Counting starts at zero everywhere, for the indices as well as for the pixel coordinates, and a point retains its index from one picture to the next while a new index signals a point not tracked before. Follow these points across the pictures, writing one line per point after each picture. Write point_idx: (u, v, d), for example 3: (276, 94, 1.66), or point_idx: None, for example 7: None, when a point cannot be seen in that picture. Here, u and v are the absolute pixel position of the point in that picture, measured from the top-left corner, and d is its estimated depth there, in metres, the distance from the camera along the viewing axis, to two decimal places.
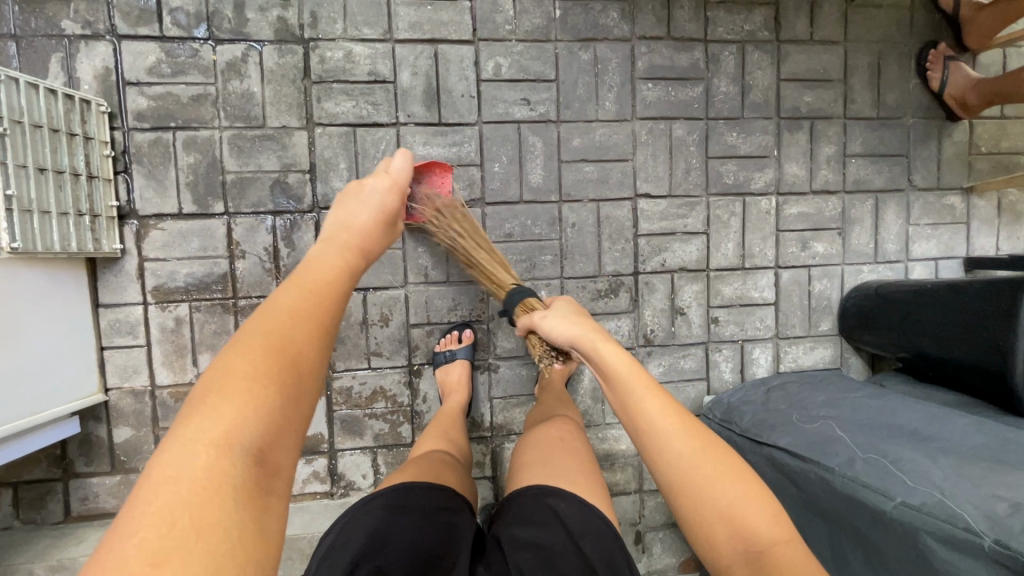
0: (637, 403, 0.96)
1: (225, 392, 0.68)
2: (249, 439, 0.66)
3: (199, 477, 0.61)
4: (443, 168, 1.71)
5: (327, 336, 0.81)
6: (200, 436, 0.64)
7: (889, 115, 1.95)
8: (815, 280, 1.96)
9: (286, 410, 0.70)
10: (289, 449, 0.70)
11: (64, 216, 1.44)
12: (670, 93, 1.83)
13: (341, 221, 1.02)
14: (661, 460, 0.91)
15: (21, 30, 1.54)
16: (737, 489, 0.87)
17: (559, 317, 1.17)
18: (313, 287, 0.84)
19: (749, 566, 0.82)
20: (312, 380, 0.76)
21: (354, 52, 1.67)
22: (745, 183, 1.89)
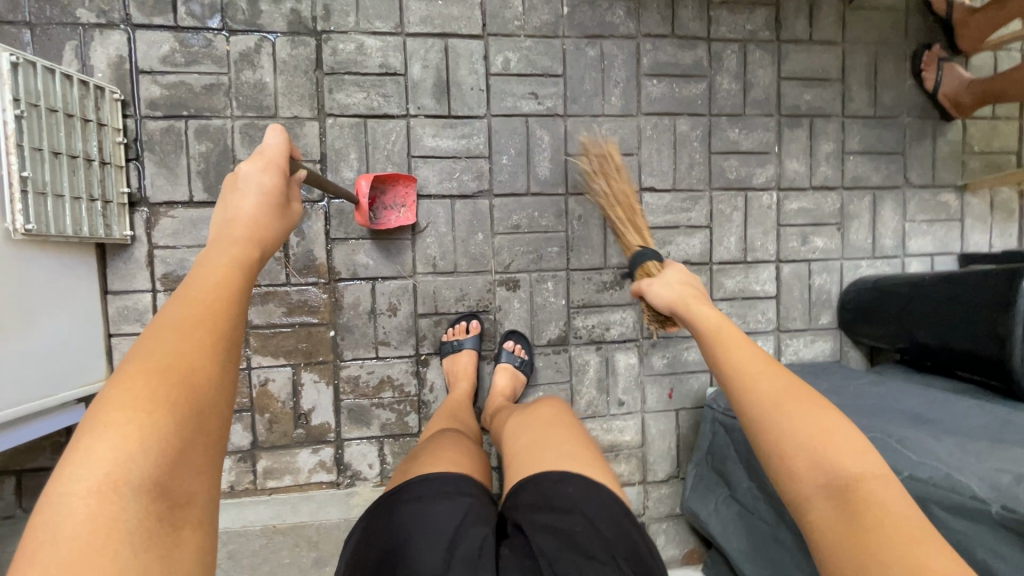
0: (728, 353, 1.08)
1: (102, 428, 0.62)
2: (140, 476, 0.61)
3: (83, 526, 0.57)
4: (409, 181, 1.73)
5: (227, 348, 0.77)
6: (76, 485, 0.59)
7: (886, 114, 2.00)
8: (815, 274, 2.00)
9: (179, 436, 0.65)
10: (194, 473, 0.67)
11: (78, 200, 1.45)
12: (674, 89, 1.88)
13: (225, 223, 1.00)
14: (748, 392, 0.98)
15: (35, 17, 1.55)
16: (829, 425, 0.88)
17: (667, 283, 1.42)
18: (197, 301, 0.79)
19: (832, 502, 0.80)
20: (210, 393, 0.71)
21: (365, 44, 1.69)
22: (747, 178, 1.94)
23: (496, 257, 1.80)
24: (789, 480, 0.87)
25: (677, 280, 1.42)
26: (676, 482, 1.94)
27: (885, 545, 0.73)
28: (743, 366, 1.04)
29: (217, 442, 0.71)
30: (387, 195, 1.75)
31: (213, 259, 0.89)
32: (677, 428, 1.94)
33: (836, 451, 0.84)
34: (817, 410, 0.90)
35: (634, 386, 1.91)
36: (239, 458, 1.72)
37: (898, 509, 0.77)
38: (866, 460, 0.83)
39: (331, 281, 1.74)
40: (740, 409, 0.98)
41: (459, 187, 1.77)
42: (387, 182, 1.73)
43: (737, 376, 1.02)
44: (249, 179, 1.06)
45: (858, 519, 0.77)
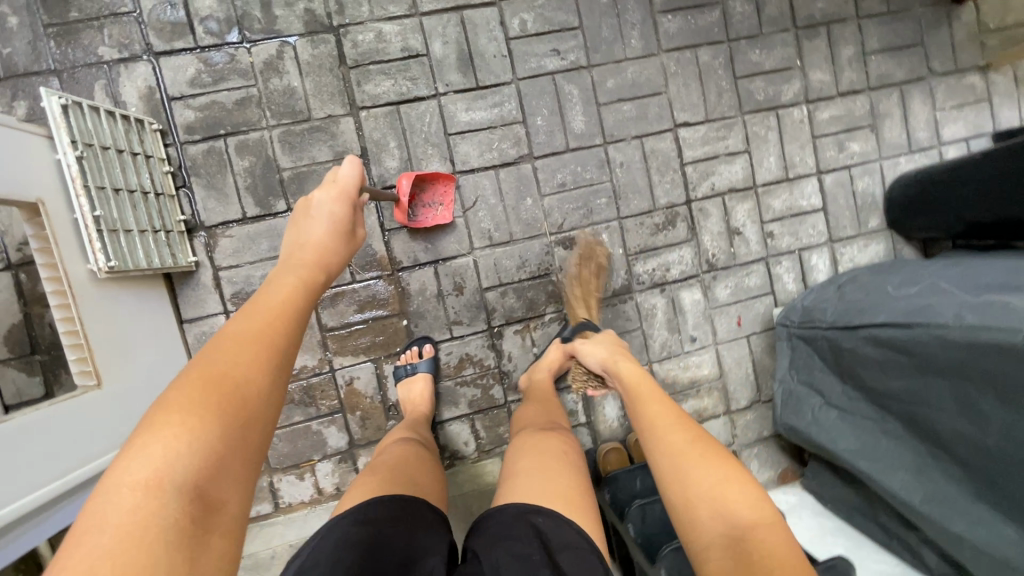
0: (635, 408, 1.10)
1: (155, 429, 0.64)
2: (184, 475, 0.62)
3: (124, 522, 0.57)
4: (449, 180, 1.73)
5: (284, 364, 0.78)
6: (127, 477, 0.60)
7: (898, 8, 2.00)
8: (858, 179, 2.02)
9: (224, 440, 0.66)
10: (235, 480, 0.67)
11: (144, 234, 1.47)
12: (690, 21, 1.87)
13: (297, 245, 1.03)
14: (656, 448, 0.99)
15: (61, 64, 1.55)
16: (721, 479, 0.88)
17: (596, 344, 1.37)
18: (262, 312, 0.81)
19: (731, 556, 0.78)
20: (261, 404, 0.72)
21: (384, 31, 1.69)
22: (776, 97, 1.94)
23: (549, 219, 1.82)
24: (695, 538, 0.85)
25: (610, 346, 1.36)
26: (760, 407, 1.97)
27: None
28: (656, 418, 1.04)
29: (257, 456, 0.70)
30: (426, 193, 1.73)
31: (281, 277, 0.93)
32: (751, 354, 1.97)
33: (733, 500, 0.85)
34: (723, 464, 0.90)
35: (703, 321, 1.93)
36: (340, 459, 1.75)
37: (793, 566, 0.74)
38: (762, 514, 0.83)
39: (394, 271, 1.76)
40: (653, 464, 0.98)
41: (500, 157, 1.78)
42: (427, 181, 1.72)
43: (649, 428, 1.03)
44: (321, 208, 1.09)
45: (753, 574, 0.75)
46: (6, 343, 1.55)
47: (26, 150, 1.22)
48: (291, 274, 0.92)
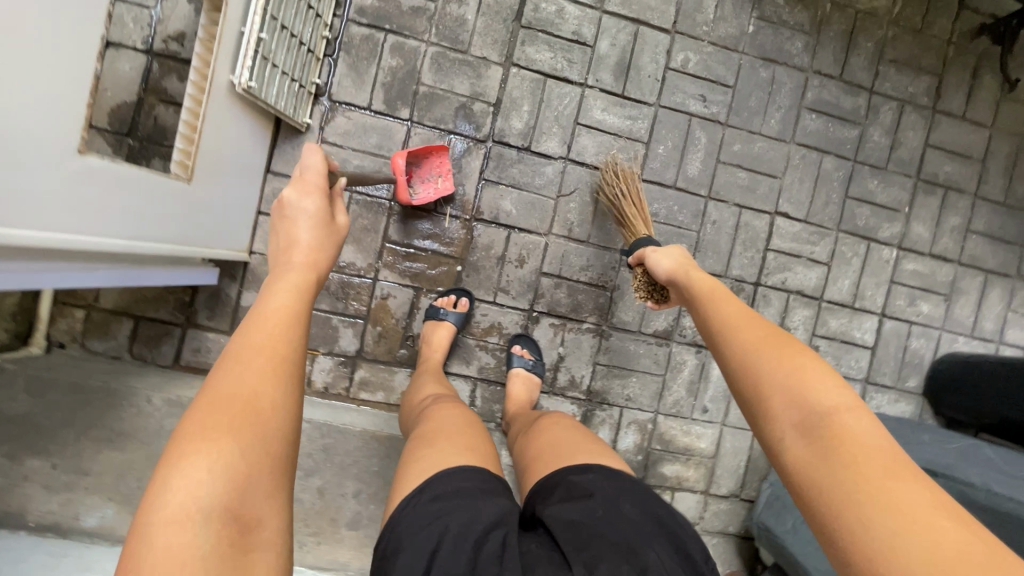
0: (711, 309, 1.09)
1: (176, 457, 0.67)
2: (214, 501, 0.65)
3: (169, 549, 0.61)
4: (442, 152, 1.71)
5: (293, 372, 0.80)
6: (159, 513, 0.64)
7: (1015, 205, 2.08)
8: (914, 337, 2.05)
9: (247, 459, 0.69)
10: (263, 496, 0.70)
11: (284, 75, 1.52)
12: (829, 128, 1.95)
13: (284, 249, 1.04)
14: (724, 338, 1.00)
15: None
16: (789, 358, 0.88)
17: (662, 254, 1.38)
18: (262, 327, 0.83)
19: (805, 436, 0.80)
20: (274, 416, 0.74)
21: (566, 10, 1.78)
22: (874, 229, 2.00)
23: None
24: (765, 420, 0.86)
25: (677, 255, 1.36)
26: (736, 502, 1.97)
27: (860, 473, 0.73)
28: (728, 316, 1.04)
29: (283, 467, 0.73)
30: (421, 169, 1.74)
31: (279, 286, 0.93)
32: (750, 448, 1.97)
33: (811, 383, 0.84)
34: (793, 349, 0.90)
35: (721, 397, 1.95)
36: (341, 361, 1.76)
37: (870, 443, 0.76)
38: (844, 398, 0.82)
39: (472, 218, 1.80)
40: (721, 351, 1.00)
41: (612, 164, 1.84)
42: (421, 157, 1.72)
43: (721, 326, 1.03)
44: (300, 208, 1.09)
45: (837, 452, 0.76)
46: (110, 114, 1.60)
47: None
48: (285, 282, 0.93)
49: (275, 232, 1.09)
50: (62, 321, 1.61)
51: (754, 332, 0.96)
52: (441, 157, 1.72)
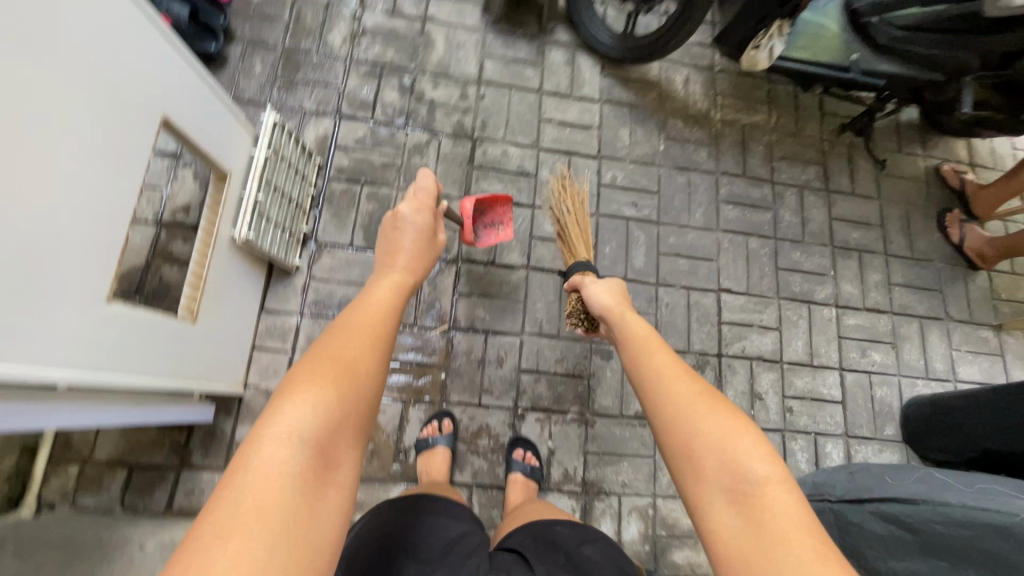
0: (652, 356, 1.16)
1: (294, 387, 0.82)
2: (307, 437, 0.78)
3: (272, 465, 0.74)
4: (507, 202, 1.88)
5: (385, 352, 0.96)
6: (270, 431, 0.77)
7: (922, 257, 2.38)
8: (876, 386, 2.19)
9: (340, 411, 0.82)
10: (345, 446, 0.83)
11: (274, 226, 1.77)
12: (746, 215, 2.29)
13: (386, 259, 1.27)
14: (658, 391, 1.07)
15: (274, 104, 2.07)
16: (718, 424, 0.95)
17: (602, 288, 1.52)
18: (369, 308, 1.02)
19: (734, 505, 0.87)
20: (370, 377, 0.90)
21: (509, 151, 2.17)
22: (809, 293, 2.25)
23: None
24: (692, 478, 0.93)
25: (614, 288, 1.52)
26: None
27: (783, 549, 0.79)
28: (661, 366, 1.11)
29: (365, 424, 0.87)
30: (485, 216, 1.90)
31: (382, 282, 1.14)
32: None
33: (745, 454, 0.89)
34: (721, 411, 0.97)
35: None
36: None
37: (790, 517, 0.83)
38: (773, 468, 0.89)
39: (449, 328, 1.97)
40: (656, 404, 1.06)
41: None
42: (487, 205, 1.88)
43: (658, 377, 1.09)
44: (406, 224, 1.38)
45: (760, 529, 0.83)
46: (120, 278, 1.80)
47: (233, 132, 1.61)
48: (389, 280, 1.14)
49: (384, 237, 1.39)
50: (55, 481, 1.63)
51: (689, 388, 1.02)
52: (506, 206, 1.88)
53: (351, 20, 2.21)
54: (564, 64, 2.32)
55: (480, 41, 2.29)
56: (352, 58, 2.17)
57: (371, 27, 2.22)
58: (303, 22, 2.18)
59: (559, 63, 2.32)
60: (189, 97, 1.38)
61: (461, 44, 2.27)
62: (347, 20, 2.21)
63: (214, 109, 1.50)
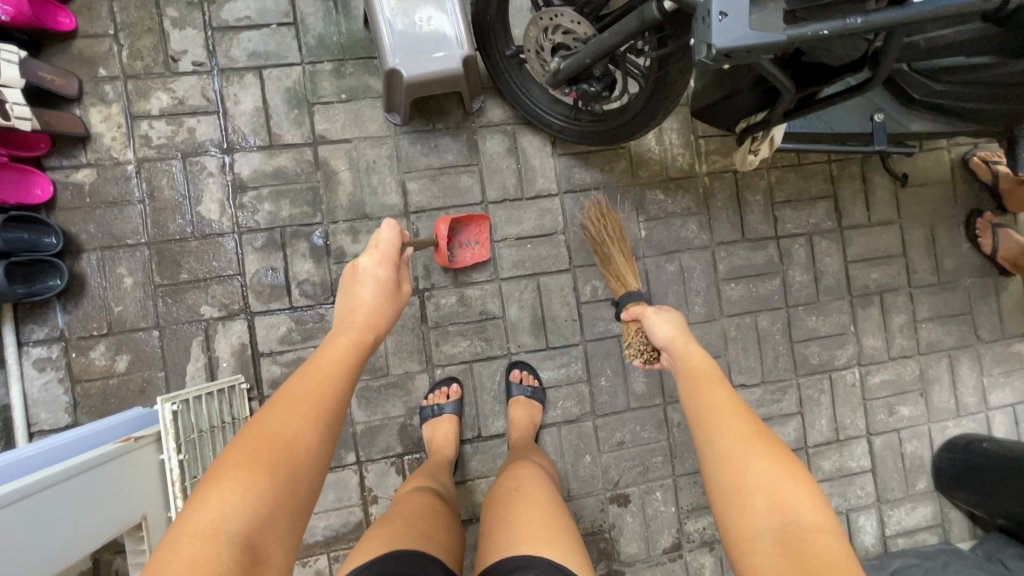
0: (704, 388, 1.06)
1: (219, 480, 0.74)
2: (238, 528, 0.70)
3: (184, 564, 0.66)
4: (482, 220, 1.78)
5: (327, 419, 0.86)
6: (189, 527, 0.69)
7: (948, 279, 2.10)
8: (906, 441, 2.06)
9: (275, 496, 0.75)
10: (277, 537, 0.74)
11: None
12: (751, 289, 1.96)
13: (347, 309, 1.07)
14: (707, 421, 0.99)
15: (164, 320, 1.65)
16: (772, 472, 0.88)
17: (666, 321, 1.27)
18: (314, 375, 0.91)
19: (781, 546, 0.81)
20: (308, 459, 0.80)
21: (465, 295, 1.79)
22: (830, 360, 2.02)
23: (605, 476, 1.86)
24: (739, 512, 0.87)
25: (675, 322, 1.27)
26: None
27: None
28: (716, 400, 1.02)
29: (302, 513, 0.78)
30: (461, 234, 1.78)
31: (338, 338, 1.01)
32: None
33: (794, 497, 0.85)
34: (775, 455, 0.91)
35: None
36: None
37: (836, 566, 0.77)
38: (822, 517, 0.84)
39: None
40: (703, 439, 0.99)
41: (564, 414, 1.84)
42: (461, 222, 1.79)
43: (709, 408, 1.02)
44: (367, 275, 1.10)
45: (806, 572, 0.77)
46: None
47: (121, 472, 1.27)
48: (342, 336, 1.00)
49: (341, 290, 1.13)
50: None
51: (748, 423, 0.96)
52: (481, 225, 1.79)
53: (222, 173, 1.67)
54: (506, 155, 1.82)
55: (393, 152, 1.76)
56: (239, 229, 1.68)
57: (250, 176, 1.68)
58: (160, 195, 1.65)
59: (498, 153, 1.82)
60: (44, 526, 1.03)
61: (372, 164, 1.74)
62: (216, 176, 1.67)
63: (85, 485, 1.15)
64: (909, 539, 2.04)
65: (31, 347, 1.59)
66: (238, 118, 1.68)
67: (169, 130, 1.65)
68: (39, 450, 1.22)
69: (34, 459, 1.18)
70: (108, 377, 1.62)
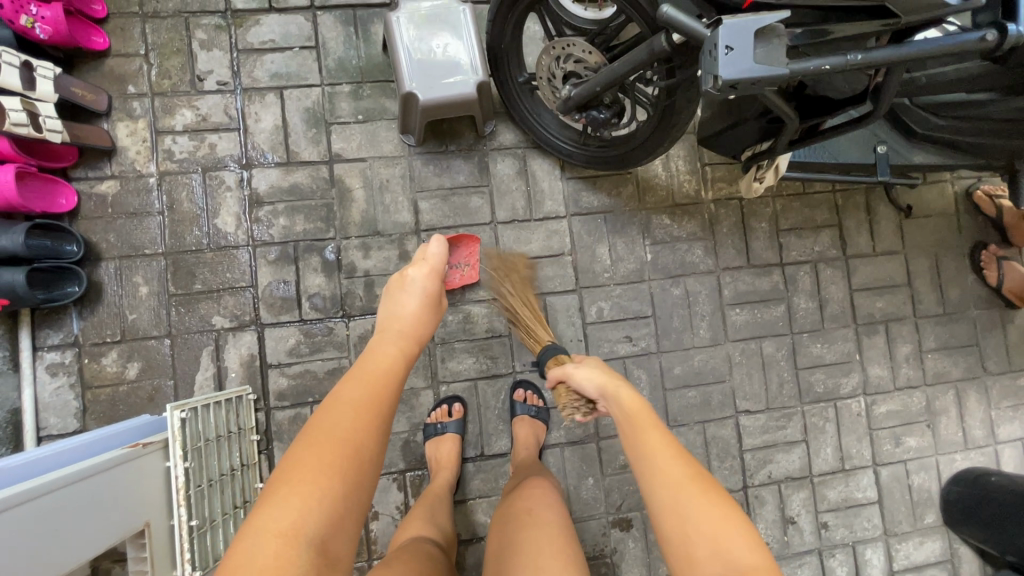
0: (638, 436, 1.01)
1: (293, 483, 0.76)
2: (314, 532, 0.73)
3: (268, 564, 0.68)
4: (471, 240, 1.66)
5: (383, 423, 0.88)
6: (270, 527, 0.72)
7: (954, 311, 2.10)
8: (913, 473, 2.03)
9: (344, 501, 0.77)
10: (347, 540, 0.77)
11: (217, 522, 1.49)
12: (756, 314, 1.97)
13: (391, 318, 1.10)
14: (649, 475, 0.96)
15: (176, 329, 1.67)
16: (717, 523, 0.87)
17: (588, 367, 1.21)
18: (370, 378, 0.93)
19: None
20: (371, 463, 0.83)
21: (472, 313, 1.81)
22: (835, 388, 2.01)
23: (608, 499, 1.85)
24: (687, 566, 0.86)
25: (600, 367, 1.21)
26: None
27: None
28: (653, 448, 0.98)
29: (364, 516, 0.81)
30: (451, 256, 1.65)
31: (385, 344, 1.03)
32: None
33: (733, 543, 0.85)
34: (713, 502, 0.90)
35: None
36: None
37: None
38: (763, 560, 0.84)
39: None
40: (647, 490, 0.95)
41: (567, 434, 1.84)
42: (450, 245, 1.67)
43: (647, 456, 0.98)
44: (415, 283, 1.15)
45: None
46: None
47: (127, 477, 1.28)
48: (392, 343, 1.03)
49: (383, 296, 1.16)
50: None
51: (684, 473, 0.93)
52: (471, 247, 1.66)
53: (240, 188, 1.73)
54: (516, 177, 1.86)
55: (406, 172, 1.80)
56: (254, 242, 1.72)
57: (267, 191, 1.73)
58: (180, 207, 1.70)
59: (509, 175, 1.86)
60: (43, 530, 1.02)
61: (385, 183, 1.79)
62: (234, 190, 1.72)
63: (91, 489, 1.16)
64: (917, 574, 1.99)
65: (45, 352, 1.62)
66: (258, 135, 1.74)
67: (191, 145, 1.71)
68: (48, 452, 1.24)
69: (42, 462, 1.19)
70: (118, 384, 1.64)
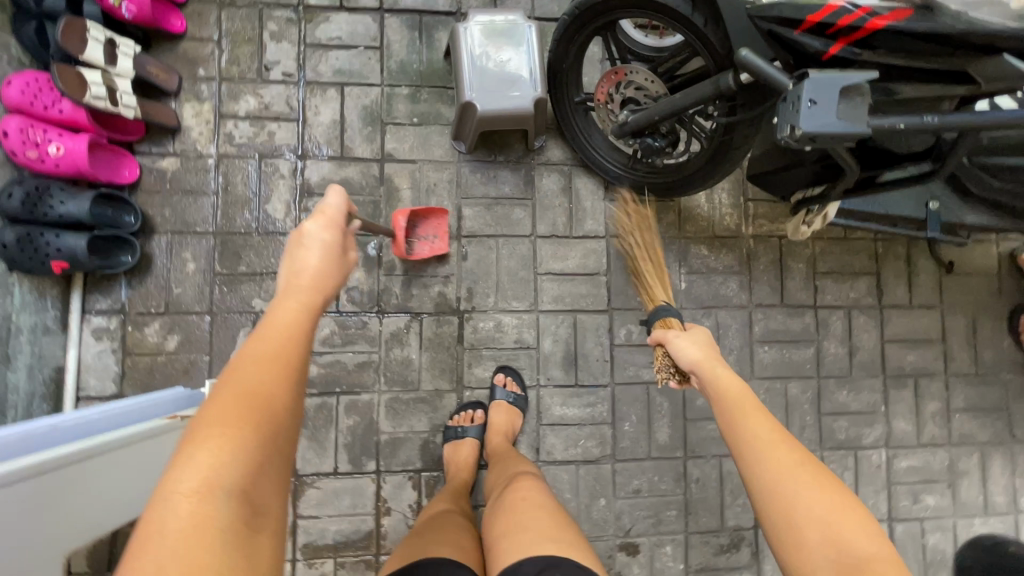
0: (740, 422, 0.99)
1: (200, 441, 0.65)
2: (233, 481, 0.64)
3: (182, 525, 0.60)
4: (441, 213, 1.80)
5: (296, 372, 0.75)
6: (179, 486, 0.62)
7: (987, 373, 2.07)
8: (929, 532, 2.00)
9: (263, 452, 0.67)
10: (275, 490, 0.68)
11: None
12: (785, 354, 1.97)
13: (290, 265, 0.87)
14: (751, 460, 0.94)
15: (216, 307, 1.72)
16: (829, 501, 0.85)
17: (691, 340, 1.22)
18: (270, 330, 0.76)
19: None
20: (287, 415, 0.71)
21: (503, 322, 1.84)
22: (857, 438, 1.99)
23: (617, 522, 1.85)
24: (787, 526, 0.86)
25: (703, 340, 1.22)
26: None
27: None
28: (752, 432, 0.97)
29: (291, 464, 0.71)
30: (420, 227, 1.80)
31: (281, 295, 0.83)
32: None
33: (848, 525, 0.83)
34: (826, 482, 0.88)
35: None
36: None
37: None
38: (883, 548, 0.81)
39: None
40: (747, 474, 0.94)
41: (584, 453, 1.85)
42: (421, 216, 1.80)
43: (749, 443, 0.96)
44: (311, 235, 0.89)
45: None
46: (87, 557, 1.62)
47: (162, 444, 1.33)
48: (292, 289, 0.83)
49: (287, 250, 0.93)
50: None
51: (790, 454, 0.92)
52: (441, 218, 1.80)
53: (293, 177, 1.77)
54: (561, 193, 1.89)
55: (453, 177, 1.84)
56: None
57: (318, 183, 1.78)
58: (234, 190, 1.75)
59: (554, 190, 1.89)
60: (66, 496, 1.04)
61: (432, 186, 1.83)
62: (287, 179, 1.77)
63: (129, 453, 1.22)
64: None
65: (93, 316, 1.67)
66: (316, 128, 1.79)
67: (251, 131, 1.77)
68: (95, 412, 1.30)
69: (91, 420, 1.26)
70: (157, 354, 1.69)
